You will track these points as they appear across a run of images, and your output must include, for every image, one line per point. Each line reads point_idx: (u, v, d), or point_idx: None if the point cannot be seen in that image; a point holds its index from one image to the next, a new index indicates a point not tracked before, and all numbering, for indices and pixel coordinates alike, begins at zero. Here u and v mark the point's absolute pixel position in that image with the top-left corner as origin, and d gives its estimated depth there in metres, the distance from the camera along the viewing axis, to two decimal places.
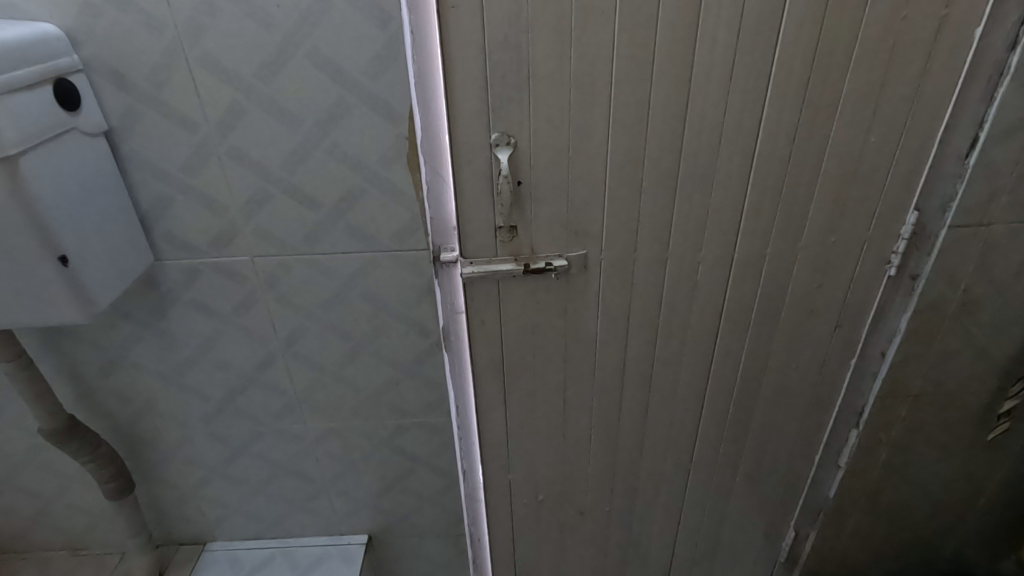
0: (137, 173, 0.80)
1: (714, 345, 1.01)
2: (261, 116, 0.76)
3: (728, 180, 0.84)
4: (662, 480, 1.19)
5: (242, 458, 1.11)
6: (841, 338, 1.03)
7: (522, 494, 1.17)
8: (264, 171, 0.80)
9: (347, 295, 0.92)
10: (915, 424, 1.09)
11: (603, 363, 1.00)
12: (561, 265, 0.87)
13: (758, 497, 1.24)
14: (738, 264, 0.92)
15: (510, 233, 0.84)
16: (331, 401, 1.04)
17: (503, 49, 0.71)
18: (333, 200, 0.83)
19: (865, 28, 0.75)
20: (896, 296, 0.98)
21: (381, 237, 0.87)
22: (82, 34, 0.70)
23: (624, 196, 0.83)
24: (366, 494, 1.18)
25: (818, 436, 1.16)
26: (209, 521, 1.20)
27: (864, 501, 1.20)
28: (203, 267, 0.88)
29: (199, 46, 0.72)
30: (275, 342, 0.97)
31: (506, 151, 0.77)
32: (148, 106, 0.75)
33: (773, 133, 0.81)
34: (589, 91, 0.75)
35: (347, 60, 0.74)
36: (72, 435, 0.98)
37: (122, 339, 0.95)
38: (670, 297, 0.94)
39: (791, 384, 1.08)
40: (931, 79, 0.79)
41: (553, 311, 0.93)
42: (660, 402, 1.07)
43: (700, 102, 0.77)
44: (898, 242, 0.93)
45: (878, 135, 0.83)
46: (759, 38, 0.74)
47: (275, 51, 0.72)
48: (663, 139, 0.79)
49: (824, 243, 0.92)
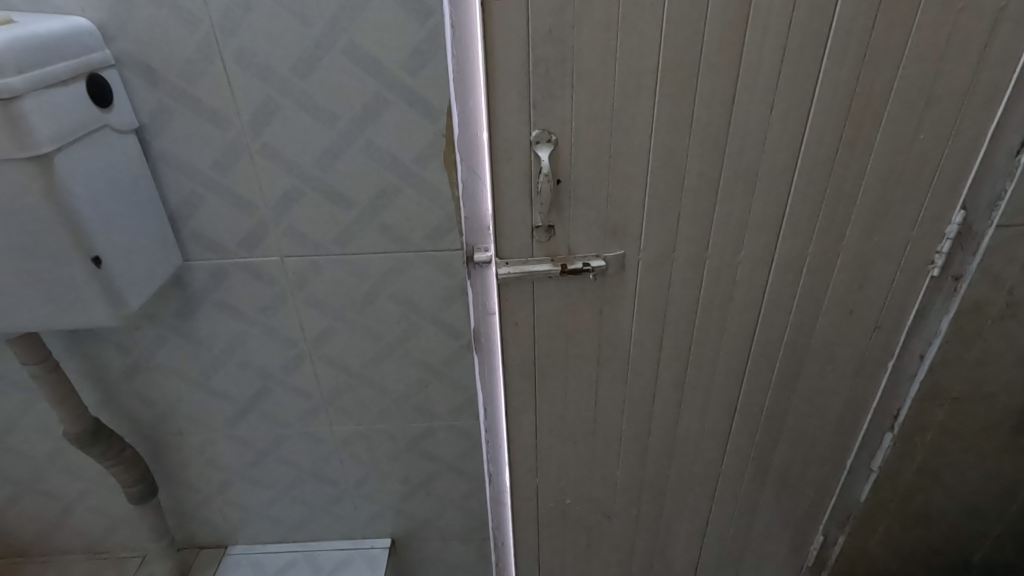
0: (167, 172, 0.77)
1: (750, 347, 0.99)
2: (295, 113, 0.74)
3: (771, 180, 0.82)
4: (691, 484, 1.17)
5: (267, 462, 1.09)
6: (880, 340, 1.01)
7: (550, 497, 1.15)
8: (298, 169, 0.78)
9: (378, 296, 0.90)
10: (952, 426, 1.07)
11: (636, 365, 0.98)
12: (598, 266, 0.85)
13: (788, 501, 1.22)
14: (778, 264, 0.90)
15: (547, 233, 0.82)
16: (358, 404, 1.02)
17: (548, 44, 0.69)
18: (366, 199, 0.81)
19: (920, 22, 0.72)
20: (938, 297, 0.95)
21: (415, 237, 0.84)
22: (114, 28, 0.68)
23: (665, 196, 0.81)
24: (390, 498, 1.16)
25: (852, 439, 1.14)
26: (231, 524, 1.18)
27: (896, 504, 1.18)
28: (233, 268, 0.86)
29: (234, 40, 0.70)
30: (303, 344, 0.95)
31: (547, 149, 0.75)
32: (179, 102, 0.73)
33: (820, 130, 0.78)
34: (633, 86, 0.73)
35: (384, 54, 0.71)
36: (97, 438, 0.96)
37: (149, 341, 0.93)
38: (707, 299, 0.92)
39: (826, 387, 1.06)
40: (986, 74, 0.77)
41: (587, 312, 0.91)
42: (692, 405, 1.05)
43: (747, 99, 0.75)
44: (942, 242, 0.90)
45: (928, 132, 0.80)
46: (810, 32, 0.71)
47: (312, 45, 0.70)
48: (707, 136, 0.77)
49: (867, 243, 0.89)
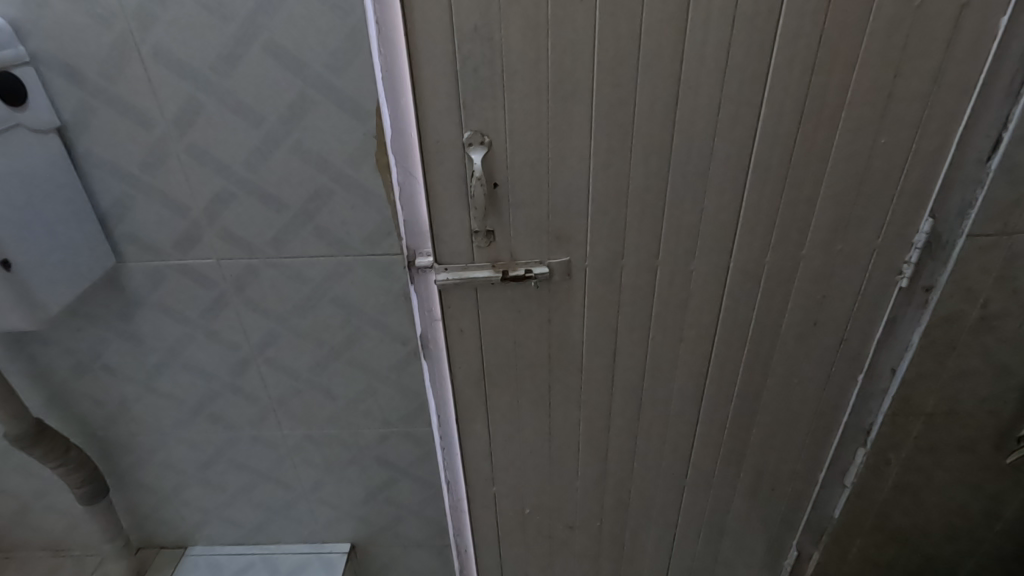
0: (94, 172, 0.76)
1: (710, 357, 0.95)
2: (221, 113, 0.72)
3: (723, 185, 0.78)
4: (655, 497, 1.14)
5: (219, 465, 1.08)
6: (847, 353, 0.96)
7: (509, 507, 1.12)
8: (227, 171, 0.76)
9: (319, 301, 0.88)
10: (927, 443, 1.02)
11: (590, 374, 0.95)
12: (542, 273, 0.81)
13: (758, 515, 1.18)
14: (735, 273, 0.86)
15: (487, 238, 0.79)
16: (307, 409, 1.00)
17: (475, 42, 0.66)
18: (299, 202, 0.78)
19: (875, 20, 0.68)
20: (908, 309, 0.91)
21: (352, 241, 0.82)
22: (28, 25, 0.66)
23: (610, 201, 0.78)
24: (347, 503, 1.14)
25: (823, 454, 1.09)
26: (189, 526, 1.17)
27: (871, 521, 1.14)
28: (169, 270, 0.84)
29: (151, 37, 0.67)
30: (247, 348, 0.93)
31: (480, 151, 0.72)
32: (101, 102, 0.71)
33: (772, 133, 0.74)
34: (569, 87, 0.69)
35: (307, 53, 0.69)
36: (39, 440, 0.95)
37: (90, 343, 0.92)
38: (661, 308, 0.89)
39: (793, 399, 1.01)
40: (951, 74, 0.72)
41: (535, 319, 0.88)
42: (652, 415, 1.01)
43: (691, 101, 0.71)
44: (911, 252, 0.85)
45: (890, 136, 0.76)
46: (755, 31, 0.67)
47: (231, 43, 0.68)
48: (651, 138, 0.73)
49: (828, 253, 0.85)
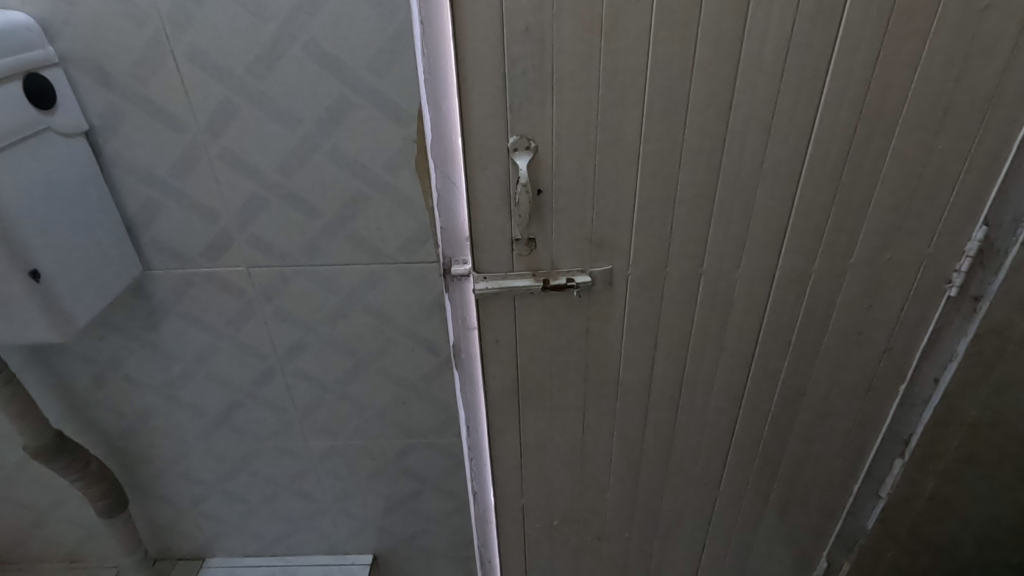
0: (121, 177, 0.73)
1: (750, 367, 0.92)
2: (255, 115, 0.69)
3: (773, 192, 0.75)
4: (686, 508, 1.11)
5: (242, 475, 1.05)
6: (889, 363, 0.93)
7: (537, 517, 1.10)
8: (260, 176, 0.73)
9: (350, 310, 0.85)
10: (967, 453, 1.00)
11: (627, 385, 0.92)
12: (584, 282, 0.79)
13: (789, 526, 1.15)
14: (781, 282, 0.83)
15: (528, 246, 0.76)
16: (334, 420, 0.98)
17: (526, 43, 0.63)
18: (334, 208, 0.76)
19: (939, 22, 0.65)
20: (955, 319, 0.88)
21: (387, 248, 0.79)
22: (57, 24, 0.64)
23: (657, 208, 0.75)
24: (371, 514, 1.11)
25: (859, 465, 1.07)
26: (207, 537, 1.14)
27: (904, 532, 1.11)
28: (196, 278, 0.81)
29: (186, 37, 0.65)
30: (274, 357, 0.90)
31: (526, 157, 0.69)
32: (131, 104, 0.68)
33: (826, 139, 0.72)
34: (620, 90, 0.67)
35: (348, 54, 0.66)
36: (60, 452, 0.92)
37: (113, 352, 0.89)
38: (703, 317, 0.86)
39: (832, 410, 0.99)
40: (1015, 78, 0.69)
41: (574, 328, 0.85)
42: (687, 425, 0.99)
43: (745, 105, 0.69)
44: (961, 260, 0.83)
45: (947, 142, 0.73)
46: (816, 32, 0.65)
47: (269, 43, 0.65)
48: (702, 144, 0.71)
49: (877, 261, 0.82)
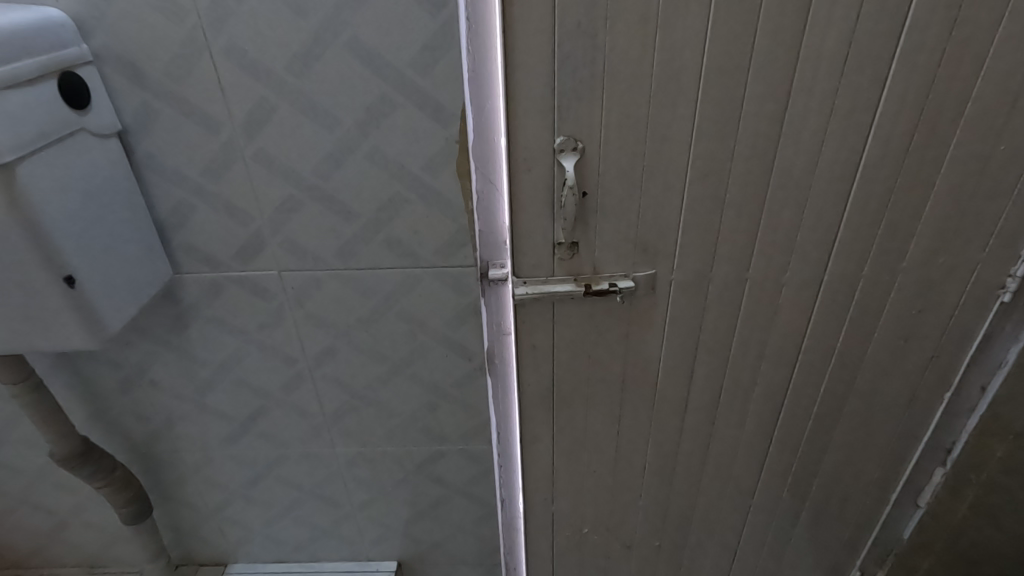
0: (154, 178, 0.71)
1: (792, 374, 0.90)
2: (292, 115, 0.67)
3: (825, 194, 0.72)
4: (719, 517, 1.08)
5: (266, 481, 1.03)
6: (936, 371, 0.91)
7: (567, 524, 1.08)
8: (295, 177, 0.71)
9: (383, 315, 0.82)
10: (1012, 464, 0.96)
11: (664, 391, 0.90)
12: (627, 287, 0.76)
13: (823, 535, 1.12)
14: (828, 287, 0.81)
15: (571, 250, 0.74)
16: (362, 426, 0.95)
17: (577, 40, 0.61)
18: (371, 210, 0.73)
19: (1011, 16, 0.62)
20: (1006, 325, 0.85)
21: (424, 253, 0.76)
22: (92, 20, 0.61)
23: (704, 212, 0.72)
24: (396, 522, 1.09)
25: (899, 475, 1.03)
26: (230, 542, 1.12)
27: (942, 542, 1.08)
28: (227, 282, 0.79)
29: (224, 34, 0.62)
30: (303, 362, 0.88)
31: (573, 158, 0.68)
32: (166, 104, 0.66)
33: (884, 140, 0.69)
34: (673, 89, 0.64)
35: (392, 51, 0.63)
36: (86, 459, 0.90)
37: (140, 356, 0.87)
38: (745, 322, 0.83)
39: (874, 418, 0.96)
40: None
41: (613, 333, 0.83)
42: (724, 432, 0.96)
43: (801, 104, 0.66)
44: (1017, 265, 0.80)
45: (1010, 142, 0.70)
46: (880, 28, 0.62)
47: (310, 40, 0.63)
48: (755, 144, 0.68)
49: (929, 265, 0.79)
